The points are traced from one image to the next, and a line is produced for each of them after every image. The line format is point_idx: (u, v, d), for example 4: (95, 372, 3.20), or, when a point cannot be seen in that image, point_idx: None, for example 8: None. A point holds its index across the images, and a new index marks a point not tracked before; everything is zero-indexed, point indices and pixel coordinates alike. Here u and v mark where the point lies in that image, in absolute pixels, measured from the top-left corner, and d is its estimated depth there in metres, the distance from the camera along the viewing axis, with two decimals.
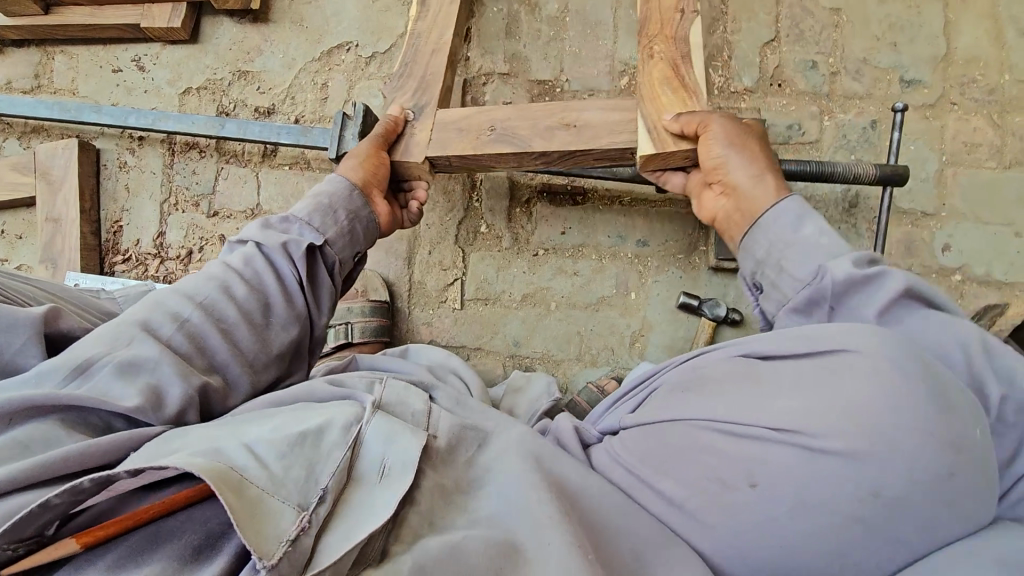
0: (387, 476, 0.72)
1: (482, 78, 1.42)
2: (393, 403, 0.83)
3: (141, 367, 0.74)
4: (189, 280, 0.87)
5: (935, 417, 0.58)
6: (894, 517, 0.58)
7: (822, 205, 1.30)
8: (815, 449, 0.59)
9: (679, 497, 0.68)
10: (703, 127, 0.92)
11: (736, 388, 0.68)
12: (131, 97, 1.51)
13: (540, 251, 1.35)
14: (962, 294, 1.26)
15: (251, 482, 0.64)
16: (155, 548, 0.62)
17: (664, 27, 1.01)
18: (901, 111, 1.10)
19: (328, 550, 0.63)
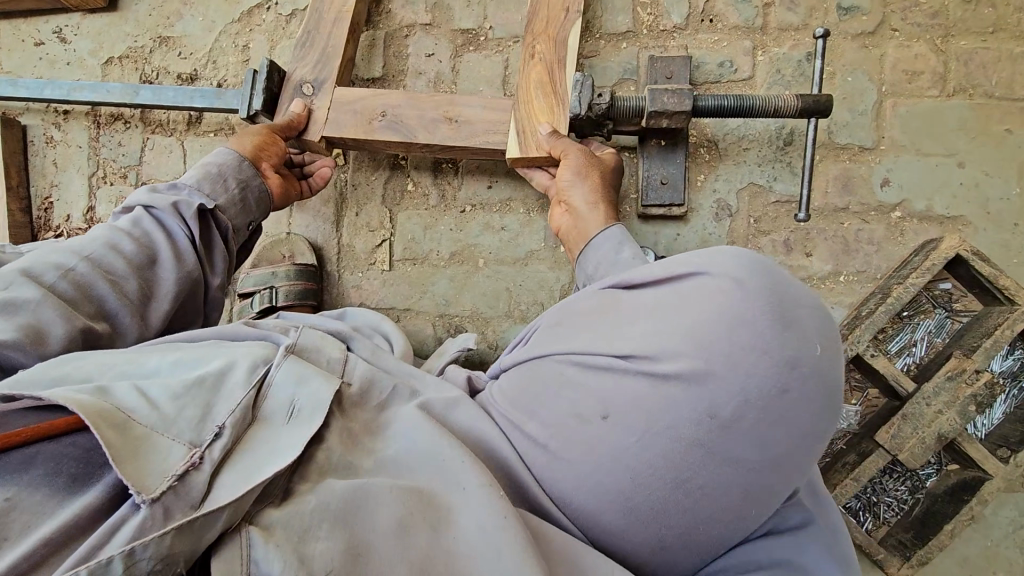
0: (294, 418, 0.70)
1: (404, 31, 1.37)
2: (309, 347, 0.82)
3: (21, 307, 0.75)
4: (78, 238, 0.88)
5: (769, 337, 0.57)
6: (730, 438, 0.58)
7: (755, 144, 1.25)
8: (655, 374, 0.60)
9: (543, 433, 0.68)
10: (565, 154, 1.06)
11: (597, 321, 0.69)
12: (55, 70, 1.48)
13: (467, 207, 1.32)
14: (902, 233, 1.21)
15: (136, 422, 0.61)
16: (28, 468, 0.56)
17: (548, 26, 1.15)
18: (821, 37, 1.04)
19: (221, 489, 0.59)
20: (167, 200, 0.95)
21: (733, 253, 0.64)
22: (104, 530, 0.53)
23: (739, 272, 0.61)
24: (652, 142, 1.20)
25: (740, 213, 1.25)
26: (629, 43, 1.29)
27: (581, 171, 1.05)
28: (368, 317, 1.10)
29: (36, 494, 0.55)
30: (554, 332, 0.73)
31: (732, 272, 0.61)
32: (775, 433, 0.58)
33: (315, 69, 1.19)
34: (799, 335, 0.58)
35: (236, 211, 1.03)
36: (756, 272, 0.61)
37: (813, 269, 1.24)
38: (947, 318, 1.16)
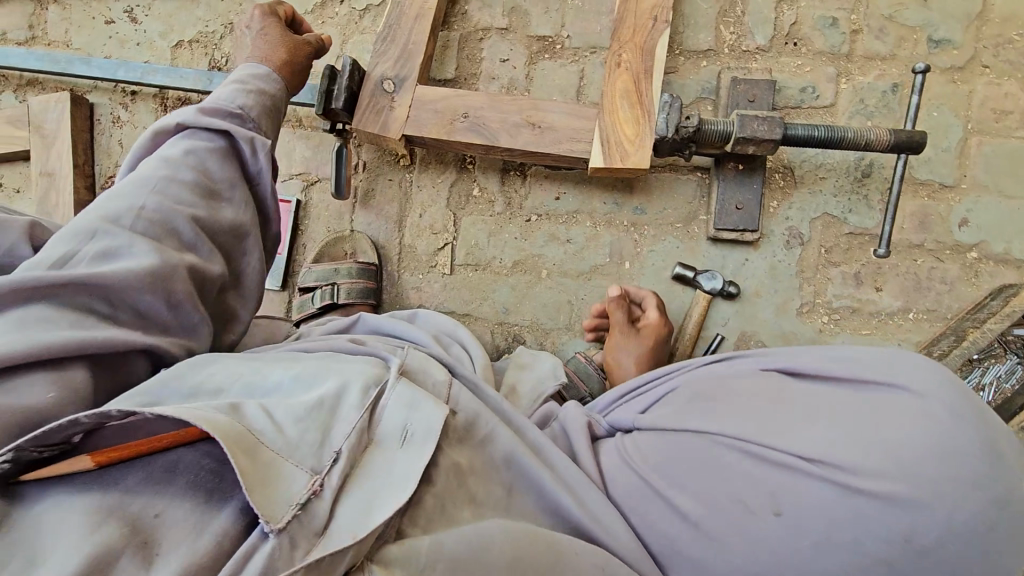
0: (407, 444, 0.70)
1: (479, 33, 1.35)
2: (416, 369, 0.83)
3: (116, 254, 0.72)
4: (137, 174, 0.82)
5: (982, 475, 0.56)
6: (922, 563, 0.57)
7: (833, 173, 1.23)
8: (850, 488, 0.58)
9: (696, 514, 0.67)
10: (618, 330, 1.16)
11: (769, 410, 0.67)
12: (123, 50, 1.48)
13: (533, 217, 1.31)
14: (977, 274, 1.20)
15: (263, 445, 0.63)
16: (172, 481, 0.62)
17: (636, 35, 1.14)
18: (922, 72, 1.01)
19: (339, 521, 0.61)
20: (217, 126, 0.89)
21: (932, 369, 0.62)
22: (236, 558, 0.56)
23: (949, 396, 0.59)
24: (729, 165, 1.20)
25: (812, 242, 1.24)
26: (710, 62, 1.27)
27: (628, 348, 1.14)
28: (442, 323, 1.10)
29: (180, 509, 0.60)
30: (712, 407, 0.72)
31: (942, 395, 0.59)
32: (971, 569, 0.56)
33: (396, 65, 1.18)
34: (1010, 474, 0.56)
35: (269, 121, 0.97)
36: (966, 399, 0.59)
37: (882, 304, 1.22)
38: (1017, 364, 1.12)
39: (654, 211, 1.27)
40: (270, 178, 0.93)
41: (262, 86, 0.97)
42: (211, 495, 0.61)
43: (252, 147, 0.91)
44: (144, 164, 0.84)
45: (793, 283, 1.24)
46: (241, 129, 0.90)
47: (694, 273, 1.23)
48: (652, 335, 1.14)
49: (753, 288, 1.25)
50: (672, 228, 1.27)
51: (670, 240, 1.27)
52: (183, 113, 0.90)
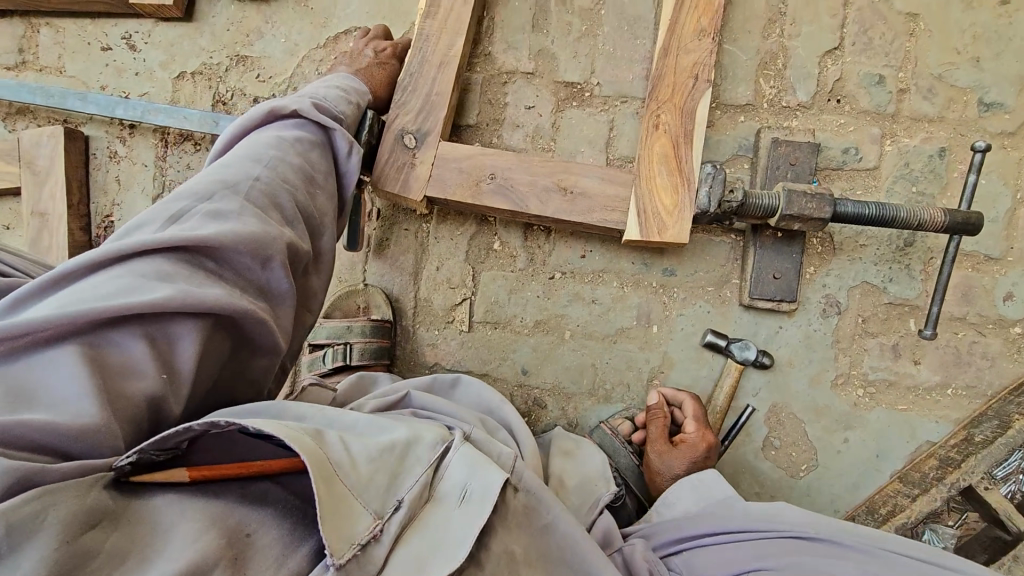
0: (466, 502, 0.68)
1: (503, 77, 1.27)
2: (481, 441, 0.82)
3: (229, 215, 0.69)
4: (245, 151, 0.80)
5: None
6: None
7: (874, 241, 1.17)
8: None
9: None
10: (656, 456, 1.06)
11: None
12: (121, 79, 1.38)
13: (557, 274, 1.25)
14: (1019, 349, 1.15)
15: (340, 477, 0.61)
16: (264, 505, 0.62)
17: (675, 95, 1.06)
18: (981, 152, 0.95)
19: (392, 574, 0.59)
20: (325, 121, 0.91)
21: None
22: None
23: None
24: (767, 233, 1.14)
25: (849, 311, 1.18)
26: (748, 117, 1.20)
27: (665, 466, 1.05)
28: (486, 397, 1.05)
29: (269, 533, 0.59)
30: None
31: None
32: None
33: (418, 118, 1.10)
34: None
35: (356, 131, 1.02)
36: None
37: (920, 378, 1.17)
38: None
39: (685, 274, 1.21)
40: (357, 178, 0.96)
41: (360, 101, 1.03)
42: (298, 526, 0.61)
43: (348, 150, 0.94)
44: (252, 140, 0.83)
45: (829, 353, 1.19)
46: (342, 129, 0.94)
47: (725, 341, 1.18)
48: (689, 455, 1.03)
49: (787, 356, 1.19)
50: (703, 292, 1.21)
51: (701, 304, 1.21)
52: (296, 100, 0.91)
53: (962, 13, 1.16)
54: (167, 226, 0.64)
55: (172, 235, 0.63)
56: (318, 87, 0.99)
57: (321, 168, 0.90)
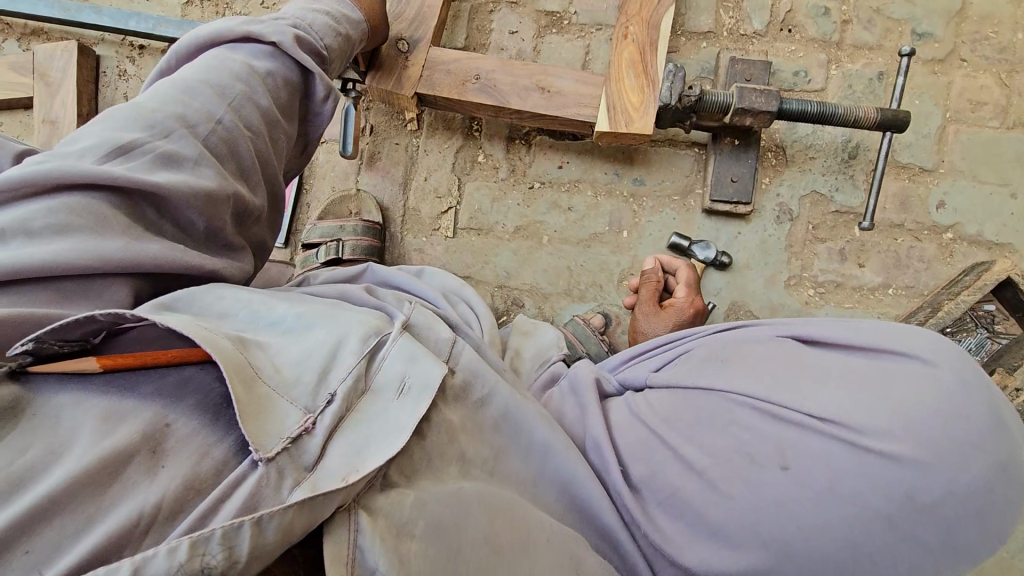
0: (404, 396, 0.71)
1: (489, 6, 1.39)
2: (421, 326, 0.86)
3: (182, 163, 0.70)
4: (208, 71, 0.79)
5: (980, 439, 0.63)
6: (918, 518, 0.63)
7: (821, 154, 1.30)
8: (859, 443, 0.65)
9: (706, 466, 0.72)
10: (643, 311, 1.17)
11: (786, 372, 0.72)
12: (132, 4, 1.48)
13: (536, 184, 1.35)
14: (951, 253, 1.27)
15: (261, 380, 0.65)
16: (181, 398, 0.62)
17: (642, 11, 1.19)
18: (907, 56, 1.09)
19: (330, 463, 0.61)
20: (304, 61, 0.86)
21: (944, 347, 0.69)
22: (224, 484, 0.56)
23: (958, 371, 0.66)
24: (725, 140, 1.26)
25: (801, 218, 1.30)
26: (709, 44, 1.33)
27: (653, 328, 1.14)
28: (449, 281, 1.15)
29: (187, 427, 0.60)
30: (729, 369, 0.77)
31: (953, 369, 0.66)
32: (962, 523, 0.63)
33: (411, 27, 1.21)
34: (1004, 442, 0.64)
35: (338, 65, 0.97)
36: (972, 376, 0.66)
37: (864, 279, 1.29)
38: (986, 338, 1.20)
39: (653, 183, 1.33)
40: (327, 123, 0.94)
41: (349, 32, 0.98)
42: (217, 418, 0.62)
43: (326, 93, 0.90)
44: (223, 61, 0.81)
45: (783, 256, 1.30)
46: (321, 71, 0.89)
47: (688, 243, 1.29)
48: (675, 318, 1.13)
49: (744, 259, 1.30)
50: (669, 200, 1.32)
51: (667, 212, 1.32)
52: (269, 26, 0.86)
53: None
54: (103, 158, 0.65)
55: (113, 174, 0.64)
56: (302, 10, 0.93)
57: (288, 111, 0.87)
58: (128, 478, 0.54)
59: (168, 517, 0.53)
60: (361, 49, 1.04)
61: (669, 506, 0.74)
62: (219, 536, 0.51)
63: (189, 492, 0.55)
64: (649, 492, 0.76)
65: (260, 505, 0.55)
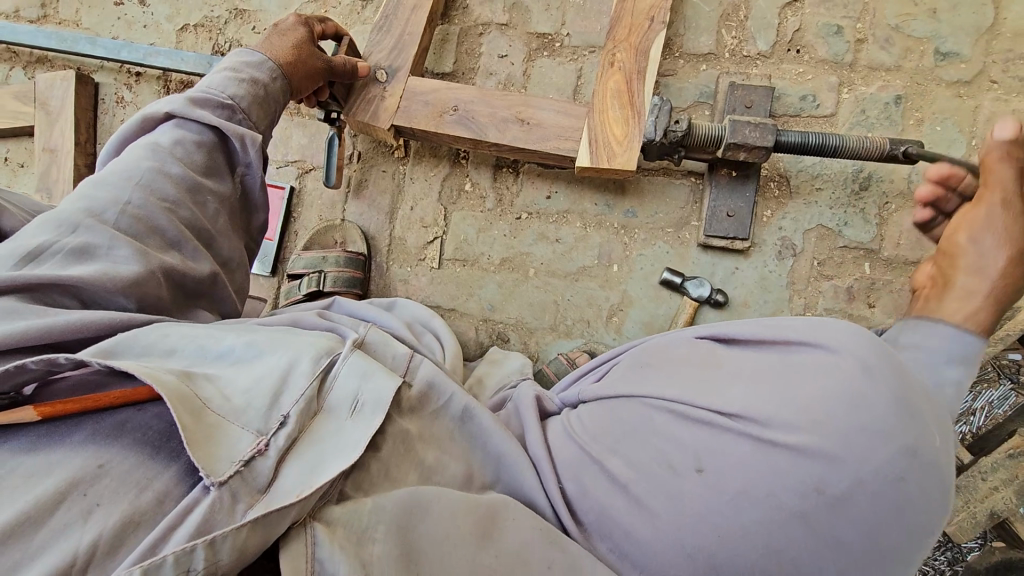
0: (357, 415, 0.68)
1: (479, 28, 1.35)
2: (377, 344, 0.83)
3: (93, 252, 0.72)
4: (119, 162, 0.82)
5: (891, 422, 0.58)
6: (836, 515, 0.57)
7: (829, 184, 1.21)
8: (767, 439, 0.60)
9: (629, 478, 0.66)
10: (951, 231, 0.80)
11: (699, 373, 0.68)
12: (131, 31, 1.50)
13: (523, 215, 1.30)
14: None
15: (210, 409, 0.62)
16: (118, 438, 0.60)
17: (631, 36, 1.12)
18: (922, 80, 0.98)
19: (284, 481, 0.60)
20: (206, 120, 0.88)
21: (852, 332, 0.63)
22: (176, 512, 0.55)
23: (863, 356, 0.60)
24: (722, 171, 1.19)
25: (804, 254, 1.21)
26: (709, 66, 1.25)
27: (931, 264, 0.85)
28: (418, 312, 1.12)
29: (124, 464, 0.58)
30: (647, 374, 0.72)
31: (859, 354, 0.61)
32: (883, 518, 0.57)
33: (390, 55, 1.18)
34: (918, 425, 0.58)
35: (262, 112, 0.95)
36: (879, 357, 0.61)
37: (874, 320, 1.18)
38: (1011, 390, 1.04)
39: (645, 215, 1.26)
40: (259, 168, 0.94)
41: (256, 75, 0.95)
42: (157, 452, 0.60)
43: (242, 143, 0.91)
44: (132, 151, 0.84)
45: (784, 294, 1.21)
46: (231, 125, 0.90)
47: (681, 279, 1.22)
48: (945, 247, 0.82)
49: (743, 296, 1.22)
50: (662, 233, 1.25)
51: (660, 245, 1.25)
52: (170, 102, 0.90)
53: None
54: (14, 267, 0.67)
55: (25, 274, 0.66)
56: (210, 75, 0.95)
57: (209, 171, 0.89)
58: (60, 522, 0.53)
59: (106, 553, 0.53)
60: (286, 93, 1.00)
61: (600, 525, 0.67)
62: (171, 563, 0.51)
63: (128, 527, 0.55)
64: (581, 511, 0.69)
65: (211, 529, 0.54)
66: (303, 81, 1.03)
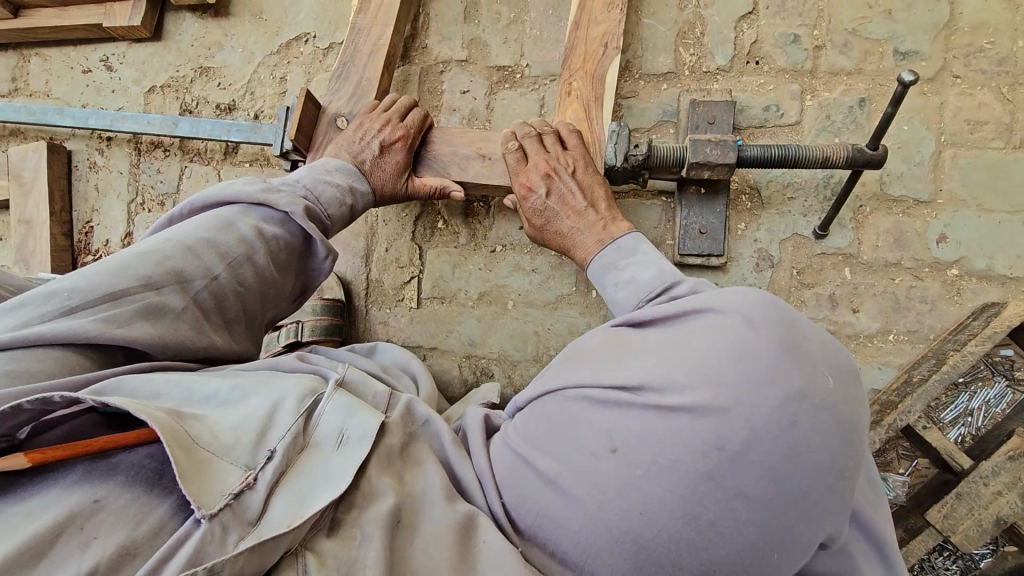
0: (343, 446, 0.66)
1: (440, 66, 1.35)
2: (356, 382, 0.79)
3: (168, 313, 0.72)
4: (209, 230, 0.80)
5: (776, 368, 0.56)
6: (742, 470, 0.54)
7: (801, 193, 1.19)
8: (663, 406, 0.57)
9: (552, 473, 0.64)
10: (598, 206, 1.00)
11: (606, 355, 0.66)
12: (99, 97, 1.51)
13: (498, 247, 1.29)
14: (959, 292, 1.14)
15: (200, 443, 0.59)
16: (113, 476, 0.57)
17: (586, 62, 1.13)
18: (906, 86, 0.89)
19: (274, 510, 0.57)
20: (310, 230, 0.87)
21: (740, 294, 0.63)
22: (171, 543, 0.53)
23: (747, 312, 0.60)
24: (691, 189, 1.18)
25: (782, 264, 1.19)
26: (670, 84, 1.25)
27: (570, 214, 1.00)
28: (398, 354, 1.09)
29: (118, 499, 0.55)
30: (560, 367, 0.71)
31: (742, 311, 0.60)
32: (789, 468, 0.54)
33: (350, 102, 1.19)
34: (804, 370, 0.56)
35: (342, 229, 0.99)
36: (762, 309, 0.60)
37: (860, 326, 1.16)
38: (1007, 388, 1.07)
39: None
40: (325, 278, 0.93)
41: (354, 202, 1.00)
42: (152, 487, 0.57)
43: (327, 254, 0.91)
44: (217, 218, 0.83)
45: None
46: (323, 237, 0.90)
47: None
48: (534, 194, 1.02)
49: None
50: None
51: None
52: (289, 199, 0.88)
53: None
54: (95, 313, 0.66)
55: (91, 334, 0.65)
56: (317, 179, 0.97)
57: (285, 270, 0.88)
58: (58, 556, 0.50)
59: None
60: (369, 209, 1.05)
61: (537, 529, 0.65)
62: None
63: (121, 561, 0.52)
64: (520, 518, 0.67)
65: (204, 560, 0.52)
66: (406, 196, 1.10)
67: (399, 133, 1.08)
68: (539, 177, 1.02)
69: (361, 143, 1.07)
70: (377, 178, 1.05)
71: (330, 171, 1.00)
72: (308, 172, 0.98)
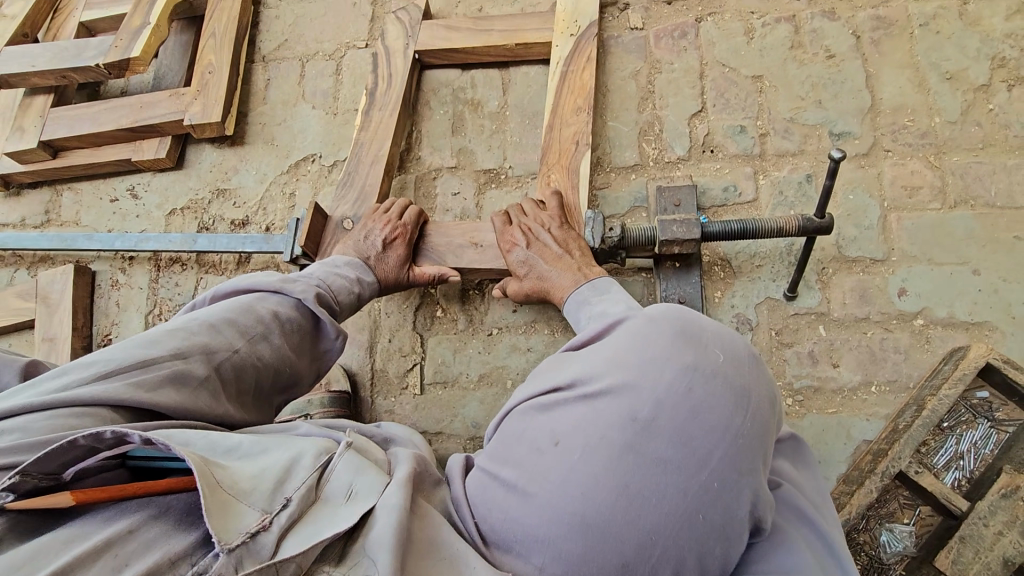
0: (352, 498, 0.69)
1: (433, 173, 1.52)
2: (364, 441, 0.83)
3: (192, 382, 0.79)
4: (234, 312, 0.90)
5: (671, 351, 0.72)
6: (655, 434, 0.67)
7: (768, 260, 1.30)
8: (588, 394, 0.71)
9: (510, 476, 0.73)
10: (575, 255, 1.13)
11: (547, 372, 0.80)
12: (124, 222, 1.67)
13: (494, 329, 1.38)
14: (928, 340, 1.22)
15: (223, 484, 0.64)
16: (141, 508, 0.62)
17: (562, 157, 1.29)
18: (836, 161, 1.03)
19: (286, 548, 0.61)
20: (320, 313, 0.98)
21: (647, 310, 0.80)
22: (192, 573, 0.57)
23: (650, 316, 0.77)
24: (667, 263, 1.29)
25: (761, 327, 1.27)
26: (638, 175, 1.41)
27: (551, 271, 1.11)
28: None
29: (146, 533, 0.60)
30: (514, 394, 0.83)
31: (646, 317, 0.77)
32: (692, 431, 0.67)
33: (354, 205, 1.34)
34: (694, 350, 0.72)
35: (350, 315, 1.10)
36: (663, 314, 0.78)
37: (842, 380, 1.22)
38: (991, 428, 1.11)
39: None
40: (336, 357, 1.03)
41: (363, 290, 1.13)
42: (176, 524, 0.62)
43: (335, 334, 1.01)
44: (239, 301, 0.93)
45: None
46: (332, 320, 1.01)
47: None
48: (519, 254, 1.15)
49: None
50: None
51: None
52: (303, 289, 1.01)
53: (798, 70, 1.40)
54: (129, 380, 0.73)
55: (123, 397, 0.71)
56: (326, 272, 1.10)
57: (298, 351, 0.97)
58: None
59: None
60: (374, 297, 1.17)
61: (503, 536, 0.71)
62: None
63: None
64: (487, 532, 0.73)
65: None
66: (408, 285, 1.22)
67: (398, 230, 1.21)
68: (520, 234, 1.17)
69: (365, 241, 1.19)
70: (379, 270, 1.17)
71: (339, 266, 1.13)
72: (321, 266, 1.11)
